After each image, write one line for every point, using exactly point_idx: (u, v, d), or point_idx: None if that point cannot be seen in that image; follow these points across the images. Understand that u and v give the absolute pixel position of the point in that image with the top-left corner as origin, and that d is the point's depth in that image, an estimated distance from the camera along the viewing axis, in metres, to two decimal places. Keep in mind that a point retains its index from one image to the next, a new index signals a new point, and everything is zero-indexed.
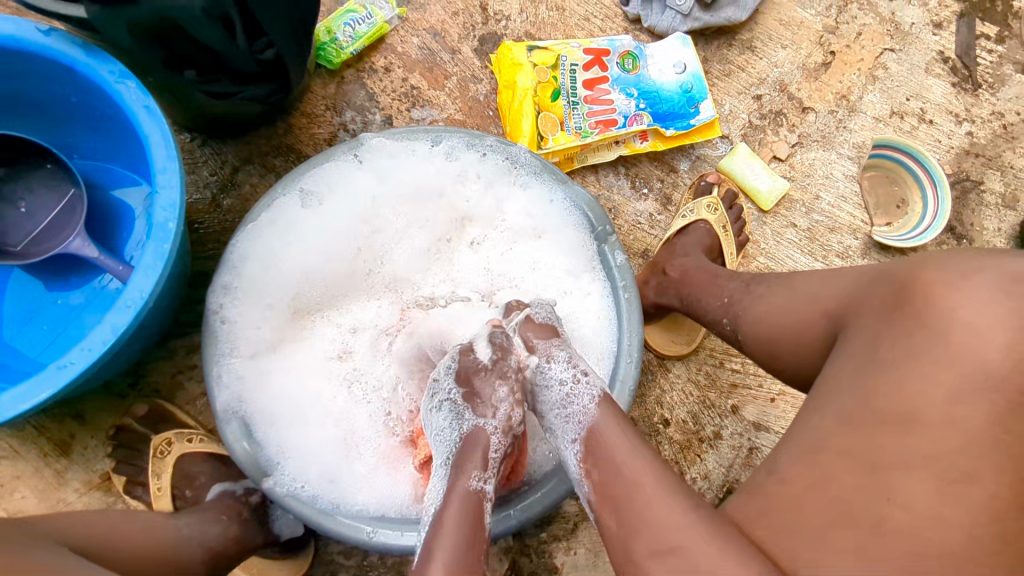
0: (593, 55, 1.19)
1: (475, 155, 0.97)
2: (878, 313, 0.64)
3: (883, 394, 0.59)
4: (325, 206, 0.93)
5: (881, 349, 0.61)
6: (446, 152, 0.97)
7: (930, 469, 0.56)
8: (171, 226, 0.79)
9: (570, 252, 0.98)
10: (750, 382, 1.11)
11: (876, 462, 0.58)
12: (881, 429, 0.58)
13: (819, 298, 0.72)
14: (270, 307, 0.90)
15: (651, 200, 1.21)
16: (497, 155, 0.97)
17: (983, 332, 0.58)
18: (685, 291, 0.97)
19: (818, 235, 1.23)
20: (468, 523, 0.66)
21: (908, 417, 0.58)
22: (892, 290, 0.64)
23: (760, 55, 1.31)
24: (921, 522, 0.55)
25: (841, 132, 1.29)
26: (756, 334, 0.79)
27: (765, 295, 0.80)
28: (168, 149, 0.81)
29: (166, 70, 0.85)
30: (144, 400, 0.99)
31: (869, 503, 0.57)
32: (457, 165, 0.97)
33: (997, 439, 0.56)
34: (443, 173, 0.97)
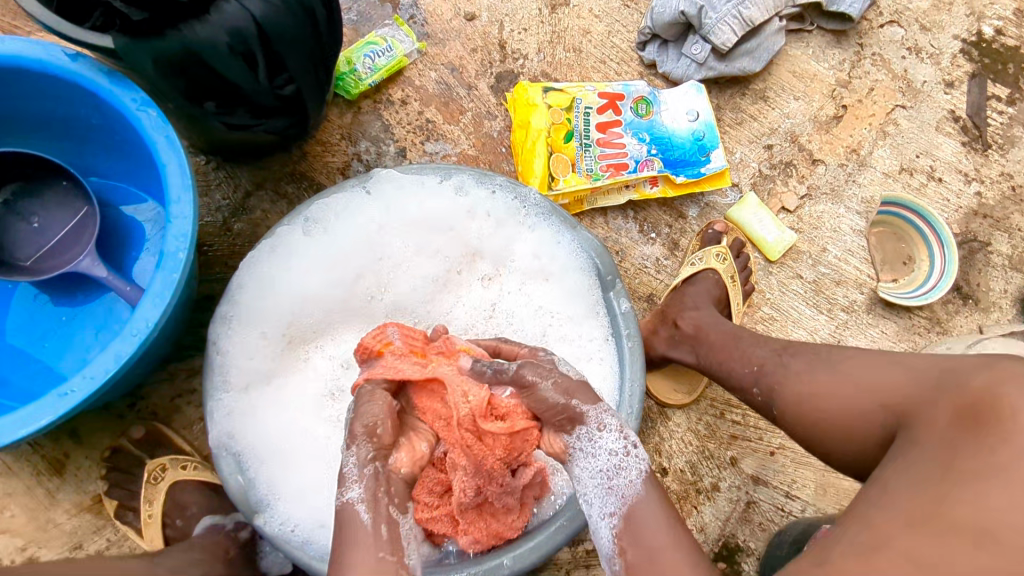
0: (608, 99, 1.20)
1: (485, 192, 0.98)
2: (955, 423, 0.62)
3: (957, 504, 0.57)
4: (328, 236, 0.93)
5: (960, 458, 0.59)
6: (456, 187, 0.97)
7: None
8: (181, 256, 0.79)
9: (574, 293, 0.98)
10: (750, 435, 1.11)
11: (935, 566, 0.55)
12: (946, 535, 0.56)
13: (874, 390, 0.71)
14: (267, 336, 0.89)
15: (658, 244, 1.21)
16: (507, 194, 0.98)
17: None
18: (700, 345, 0.96)
19: (824, 287, 1.23)
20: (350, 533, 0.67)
21: (989, 536, 0.55)
22: (969, 399, 0.63)
23: (773, 105, 1.33)
24: None
25: (850, 185, 1.30)
26: (797, 415, 0.77)
27: (807, 371, 0.78)
28: (184, 179, 0.82)
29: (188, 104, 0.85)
30: (142, 423, 0.99)
31: None
32: (467, 200, 0.97)
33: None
34: (453, 207, 0.98)
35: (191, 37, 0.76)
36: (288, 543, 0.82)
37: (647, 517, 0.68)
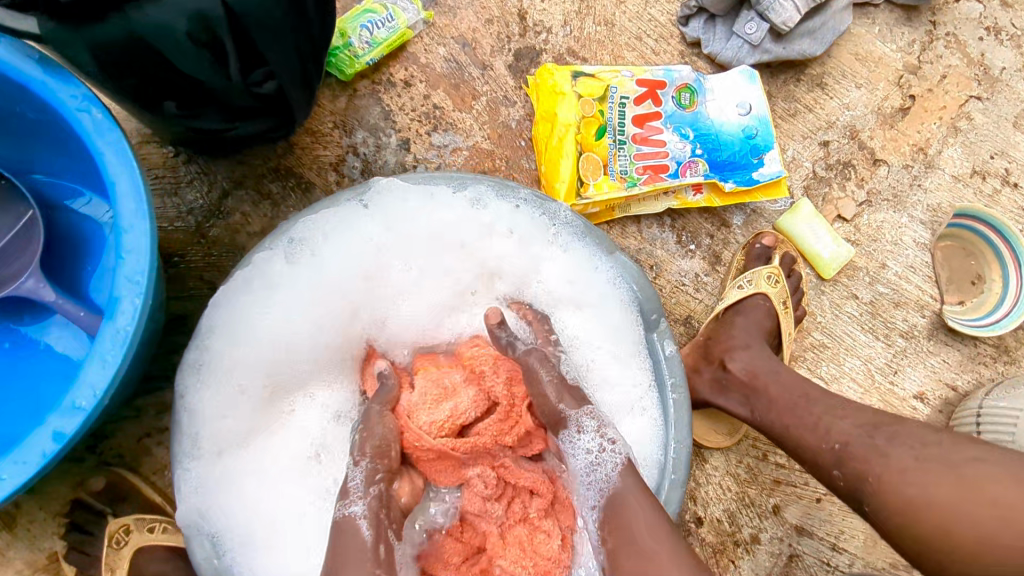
0: (647, 87, 1.03)
1: (508, 205, 0.82)
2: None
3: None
4: (319, 260, 0.78)
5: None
6: (474, 200, 0.82)
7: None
8: (136, 304, 0.64)
9: (611, 330, 0.83)
10: (796, 480, 1.00)
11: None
12: None
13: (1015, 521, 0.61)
14: (244, 390, 0.75)
15: (698, 258, 1.07)
16: (533, 209, 0.82)
17: None
18: (758, 398, 0.85)
19: (881, 309, 1.09)
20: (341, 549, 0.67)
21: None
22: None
23: (831, 94, 1.16)
24: None
25: (914, 190, 1.14)
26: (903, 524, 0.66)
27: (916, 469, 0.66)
28: (138, 202, 0.65)
29: (141, 105, 0.68)
30: (104, 470, 0.86)
31: None
32: (485, 215, 0.82)
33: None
34: (468, 223, 0.82)
35: (138, 20, 0.59)
36: None
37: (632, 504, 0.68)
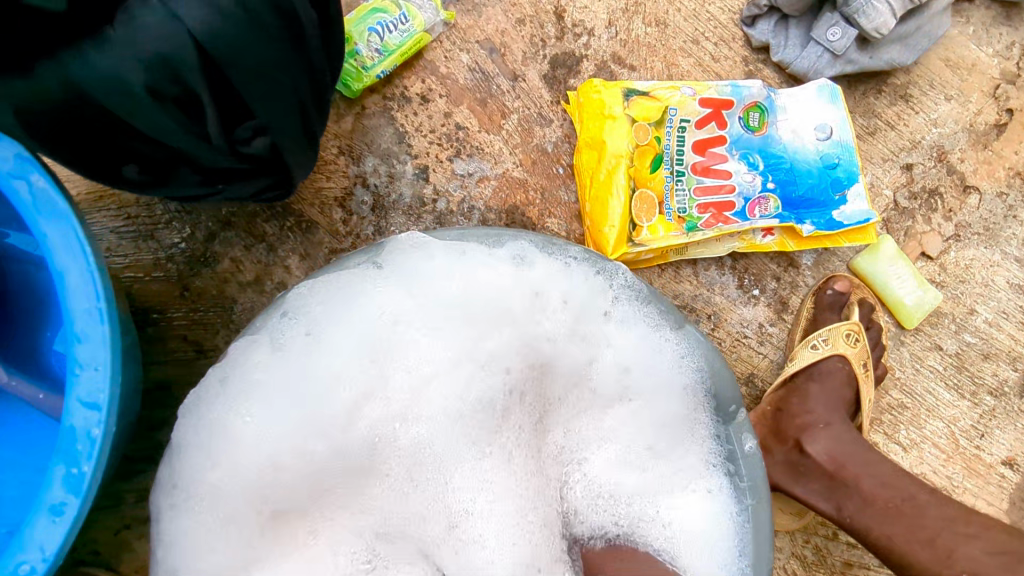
0: (712, 107, 0.87)
1: (558, 265, 0.69)
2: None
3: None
4: (327, 346, 0.64)
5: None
6: (515, 259, 0.69)
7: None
8: (95, 435, 0.50)
9: (671, 425, 0.69)
10: (870, 562, 0.87)
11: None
12: None
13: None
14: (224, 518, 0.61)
15: (762, 305, 0.92)
16: (586, 269, 0.69)
17: None
18: (847, 496, 0.74)
19: (968, 362, 0.95)
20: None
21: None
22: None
23: (917, 108, 1.00)
24: None
25: (1009, 222, 0.99)
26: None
27: None
28: (97, 304, 0.51)
29: (95, 177, 0.53)
30: (75, 572, 0.73)
31: None
32: (529, 279, 0.68)
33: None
34: (509, 288, 0.67)
35: (80, 72, 0.44)
36: None
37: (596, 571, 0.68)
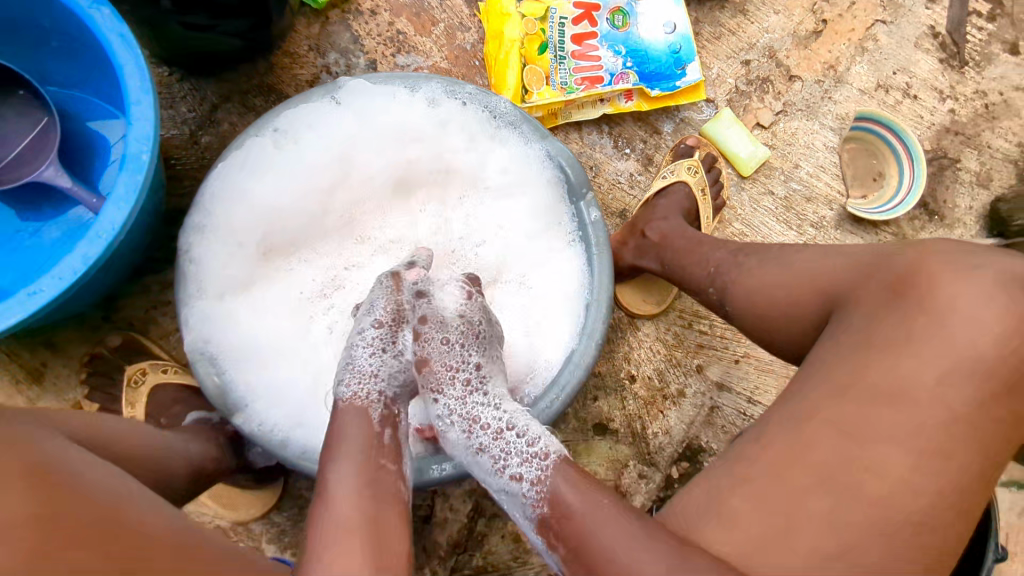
0: (584, 9, 1.17)
1: (456, 104, 0.96)
2: (880, 296, 0.68)
3: (887, 375, 0.63)
4: (298, 145, 0.92)
5: (886, 337, 0.65)
6: (429, 101, 0.95)
7: (914, 446, 0.62)
8: (144, 158, 0.79)
9: (544, 202, 0.98)
10: (716, 343, 1.17)
11: (863, 436, 0.62)
12: (873, 403, 0.63)
13: (817, 279, 0.74)
14: (240, 244, 0.90)
15: (633, 160, 1.22)
16: (477, 103, 0.96)
17: (984, 322, 0.63)
18: (665, 252, 1.01)
19: (794, 204, 1.26)
20: (363, 429, 0.72)
21: (904, 398, 0.63)
22: (893, 278, 0.68)
23: (752, 19, 1.30)
24: (892, 487, 0.61)
25: (826, 102, 1.30)
26: (753, 315, 0.80)
27: (754, 269, 0.82)
28: (143, 80, 0.80)
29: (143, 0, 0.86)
30: (118, 331, 1.01)
31: (854, 468, 0.62)
32: (440, 110, 0.96)
33: (970, 419, 0.62)
34: (425, 119, 0.96)
35: None
36: (269, 439, 0.85)
37: (562, 488, 0.67)
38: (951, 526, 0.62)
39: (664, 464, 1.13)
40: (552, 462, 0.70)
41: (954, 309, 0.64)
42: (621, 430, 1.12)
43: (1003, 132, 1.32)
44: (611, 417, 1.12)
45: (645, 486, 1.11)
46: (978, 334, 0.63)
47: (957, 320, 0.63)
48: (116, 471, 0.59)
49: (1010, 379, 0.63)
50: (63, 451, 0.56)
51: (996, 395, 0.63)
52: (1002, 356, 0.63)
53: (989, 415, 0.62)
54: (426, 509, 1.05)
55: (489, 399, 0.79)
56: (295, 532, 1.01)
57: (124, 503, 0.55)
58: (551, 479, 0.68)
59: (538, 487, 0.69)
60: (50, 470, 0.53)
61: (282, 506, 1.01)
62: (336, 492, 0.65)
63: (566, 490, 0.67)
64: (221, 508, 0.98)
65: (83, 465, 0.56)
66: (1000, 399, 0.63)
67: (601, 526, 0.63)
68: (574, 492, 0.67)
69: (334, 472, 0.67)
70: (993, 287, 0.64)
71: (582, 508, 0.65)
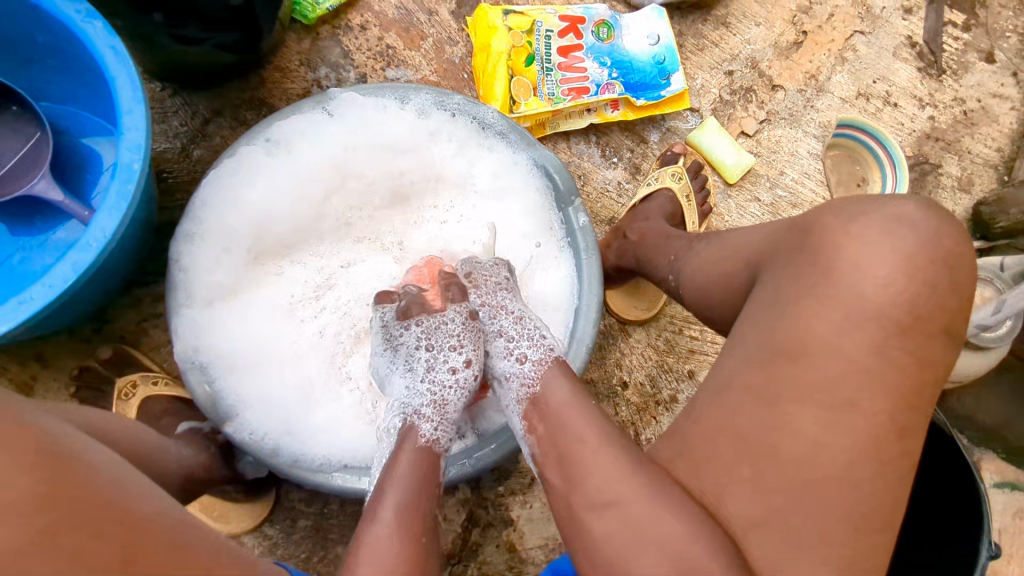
0: (569, 22, 1.20)
1: (446, 114, 0.97)
2: (787, 257, 0.67)
3: (782, 329, 0.63)
4: (290, 154, 0.93)
5: (784, 290, 0.64)
6: (418, 112, 0.96)
7: (817, 399, 0.60)
8: (135, 168, 0.80)
9: (534, 211, 0.99)
10: (707, 349, 1.17)
11: (773, 398, 0.62)
12: (776, 363, 0.62)
13: (741, 247, 0.75)
14: (231, 251, 0.91)
15: (620, 169, 1.24)
16: (466, 114, 0.97)
17: (866, 267, 0.62)
18: (637, 250, 1.02)
19: (780, 210, 1.28)
20: (419, 467, 0.72)
21: (800, 352, 0.62)
22: (796, 235, 0.67)
23: (734, 31, 1.33)
24: (808, 450, 0.60)
25: (808, 110, 1.32)
26: (690, 287, 0.82)
27: (699, 251, 0.84)
28: (135, 92, 0.81)
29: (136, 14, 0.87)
30: (109, 344, 1.01)
31: (764, 429, 0.61)
32: (430, 121, 0.97)
33: (866, 366, 0.60)
34: (415, 129, 0.97)
35: None
36: (259, 448, 0.84)
37: (554, 391, 0.73)
38: (872, 479, 0.60)
39: None
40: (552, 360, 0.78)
41: (840, 256, 0.63)
42: None
43: (982, 138, 1.35)
44: None
45: None
46: (866, 280, 0.61)
47: (843, 268, 0.62)
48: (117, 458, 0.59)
49: (907, 323, 0.61)
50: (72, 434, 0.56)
51: (891, 337, 0.61)
52: (894, 299, 0.61)
53: (888, 360, 0.61)
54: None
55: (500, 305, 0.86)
56: (287, 544, 1.00)
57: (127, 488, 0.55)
58: (547, 372, 0.76)
59: (540, 364, 0.78)
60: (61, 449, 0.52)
61: (273, 518, 1.00)
62: (381, 526, 0.65)
63: (560, 395, 0.73)
64: (214, 522, 0.97)
65: (89, 447, 0.56)
66: (897, 343, 0.61)
67: (574, 420, 0.69)
68: (567, 392, 0.73)
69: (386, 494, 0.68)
70: (879, 233, 0.63)
71: (564, 408, 0.71)
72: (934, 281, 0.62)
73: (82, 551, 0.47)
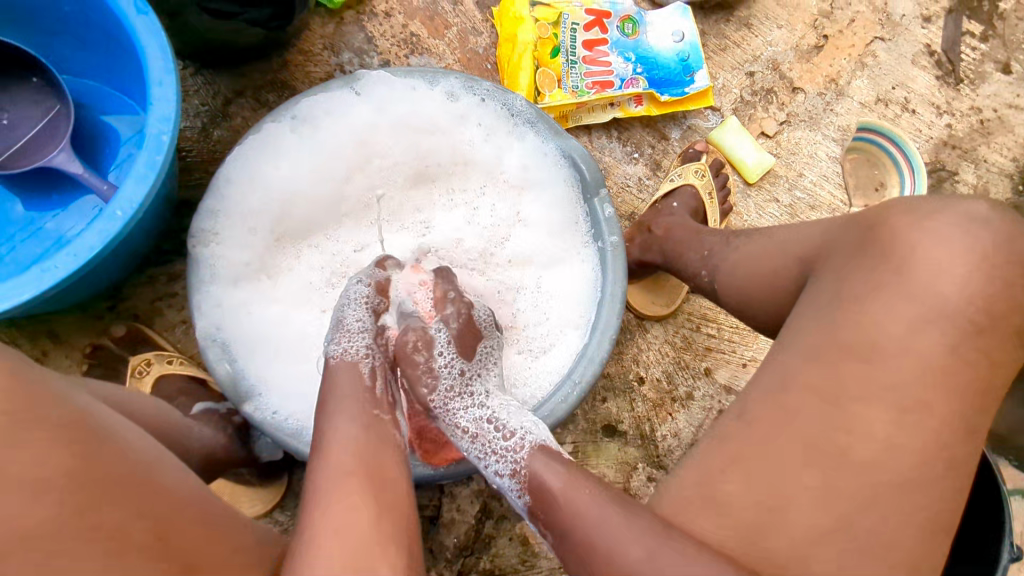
0: (595, 16, 1.20)
1: (475, 100, 0.96)
2: (848, 257, 0.67)
3: (850, 326, 0.63)
4: (317, 132, 0.92)
5: (846, 286, 0.65)
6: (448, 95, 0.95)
7: (887, 399, 0.60)
8: (164, 139, 0.78)
9: (558, 203, 0.99)
10: (724, 346, 1.17)
11: (839, 395, 0.61)
12: (843, 360, 0.62)
13: (790, 243, 0.75)
14: (255, 231, 0.90)
15: (641, 164, 1.24)
16: (496, 100, 0.96)
17: (936, 266, 0.62)
18: (666, 245, 1.02)
19: (798, 211, 1.29)
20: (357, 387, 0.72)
21: (870, 351, 0.62)
22: (861, 229, 0.68)
23: (756, 33, 1.33)
24: (878, 451, 0.60)
25: (827, 114, 1.33)
26: (733, 282, 0.82)
27: (740, 245, 0.84)
28: (166, 61, 0.80)
29: None
30: (123, 322, 0.99)
31: (833, 431, 0.61)
32: (459, 106, 0.96)
33: (928, 361, 0.61)
34: (444, 114, 0.96)
35: None
36: (278, 429, 0.82)
37: (550, 478, 0.68)
38: (939, 481, 0.60)
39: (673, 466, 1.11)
40: (528, 449, 0.73)
41: (919, 254, 0.63)
42: (629, 432, 1.11)
43: (998, 147, 1.36)
44: (620, 419, 1.11)
45: (654, 489, 1.09)
46: (920, 271, 0.62)
47: (919, 266, 0.62)
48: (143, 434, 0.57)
49: (969, 320, 0.62)
50: (97, 408, 0.55)
51: (963, 336, 0.61)
52: (969, 298, 0.61)
53: (962, 361, 0.61)
54: (433, 510, 1.03)
55: (475, 399, 0.82)
56: (300, 532, 0.98)
57: (153, 468, 0.54)
58: (530, 464, 0.71)
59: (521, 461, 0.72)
60: (92, 425, 0.52)
61: (285, 504, 0.98)
62: (331, 450, 0.63)
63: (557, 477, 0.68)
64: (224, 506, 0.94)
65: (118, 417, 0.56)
66: (971, 342, 0.61)
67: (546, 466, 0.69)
68: (562, 477, 0.68)
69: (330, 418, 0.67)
70: (939, 225, 0.63)
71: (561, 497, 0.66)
72: (1010, 280, 0.63)
73: (108, 535, 0.47)
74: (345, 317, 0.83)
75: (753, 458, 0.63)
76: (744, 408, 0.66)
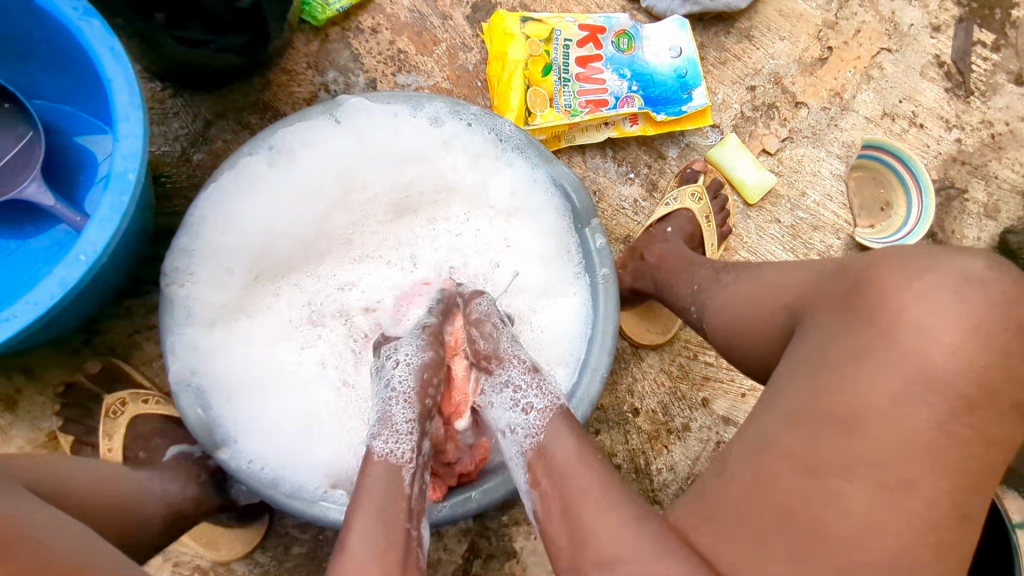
0: (588, 31, 1.15)
1: (461, 125, 0.92)
2: (834, 311, 0.63)
3: (833, 392, 0.59)
4: (294, 164, 0.88)
5: (830, 349, 0.61)
6: (431, 120, 0.91)
7: (869, 476, 0.57)
8: (130, 177, 0.75)
9: (546, 233, 0.95)
10: (722, 376, 1.13)
11: (817, 465, 0.58)
12: (822, 428, 0.59)
13: (783, 289, 0.71)
14: (232, 272, 0.87)
15: (637, 185, 1.19)
16: (483, 126, 0.92)
17: (938, 331, 0.58)
18: (658, 273, 0.99)
19: (800, 232, 1.24)
20: (388, 490, 0.66)
21: (854, 422, 0.58)
22: (847, 284, 0.64)
23: (757, 45, 1.28)
24: (855, 528, 0.56)
25: (832, 129, 1.28)
26: (720, 321, 0.78)
27: (729, 284, 0.80)
28: (133, 95, 0.76)
29: (135, 13, 0.85)
30: (98, 357, 0.96)
31: (809, 503, 0.57)
32: (444, 133, 0.92)
33: (926, 432, 0.57)
34: (428, 140, 0.92)
35: None
36: (255, 478, 0.81)
37: (562, 445, 0.67)
38: (937, 561, 0.57)
39: (669, 501, 1.08)
40: (549, 411, 0.71)
41: (904, 320, 0.59)
42: (624, 466, 1.08)
43: (1009, 163, 1.31)
44: (613, 451, 1.08)
45: None
46: (918, 335, 0.58)
47: (917, 330, 0.58)
48: (73, 534, 0.57)
49: (974, 388, 0.58)
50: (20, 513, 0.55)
51: (966, 404, 0.57)
52: (962, 370, 0.58)
53: (965, 430, 0.57)
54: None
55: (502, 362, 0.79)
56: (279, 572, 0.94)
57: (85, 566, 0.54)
58: (551, 424, 0.69)
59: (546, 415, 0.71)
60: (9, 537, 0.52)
61: (266, 545, 0.95)
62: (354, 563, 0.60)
63: (564, 447, 0.67)
64: (201, 548, 0.91)
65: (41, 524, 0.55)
66: (962, 419, 0.57)
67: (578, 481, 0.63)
68: (580, 448, 0.66)
69: (354, 521, 0.63)
70: (940, 285, 0.59)
71: (568, 466, 0.65)
72: (1011, 351, 0.59)
73: None
74: (393, 413, 0.74)
75: (735, 527, 0.59)
76: (723, 469, 0.63)
